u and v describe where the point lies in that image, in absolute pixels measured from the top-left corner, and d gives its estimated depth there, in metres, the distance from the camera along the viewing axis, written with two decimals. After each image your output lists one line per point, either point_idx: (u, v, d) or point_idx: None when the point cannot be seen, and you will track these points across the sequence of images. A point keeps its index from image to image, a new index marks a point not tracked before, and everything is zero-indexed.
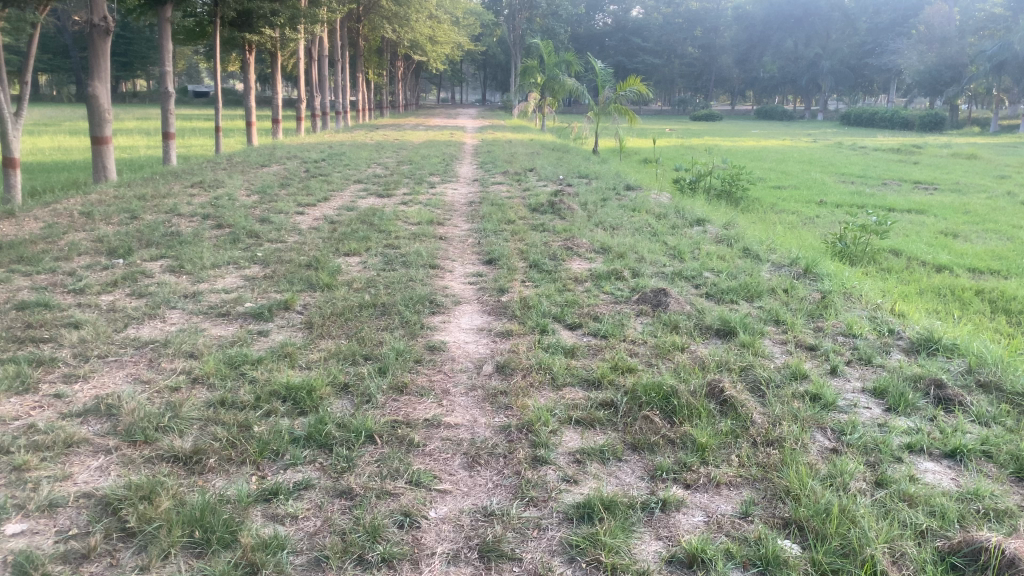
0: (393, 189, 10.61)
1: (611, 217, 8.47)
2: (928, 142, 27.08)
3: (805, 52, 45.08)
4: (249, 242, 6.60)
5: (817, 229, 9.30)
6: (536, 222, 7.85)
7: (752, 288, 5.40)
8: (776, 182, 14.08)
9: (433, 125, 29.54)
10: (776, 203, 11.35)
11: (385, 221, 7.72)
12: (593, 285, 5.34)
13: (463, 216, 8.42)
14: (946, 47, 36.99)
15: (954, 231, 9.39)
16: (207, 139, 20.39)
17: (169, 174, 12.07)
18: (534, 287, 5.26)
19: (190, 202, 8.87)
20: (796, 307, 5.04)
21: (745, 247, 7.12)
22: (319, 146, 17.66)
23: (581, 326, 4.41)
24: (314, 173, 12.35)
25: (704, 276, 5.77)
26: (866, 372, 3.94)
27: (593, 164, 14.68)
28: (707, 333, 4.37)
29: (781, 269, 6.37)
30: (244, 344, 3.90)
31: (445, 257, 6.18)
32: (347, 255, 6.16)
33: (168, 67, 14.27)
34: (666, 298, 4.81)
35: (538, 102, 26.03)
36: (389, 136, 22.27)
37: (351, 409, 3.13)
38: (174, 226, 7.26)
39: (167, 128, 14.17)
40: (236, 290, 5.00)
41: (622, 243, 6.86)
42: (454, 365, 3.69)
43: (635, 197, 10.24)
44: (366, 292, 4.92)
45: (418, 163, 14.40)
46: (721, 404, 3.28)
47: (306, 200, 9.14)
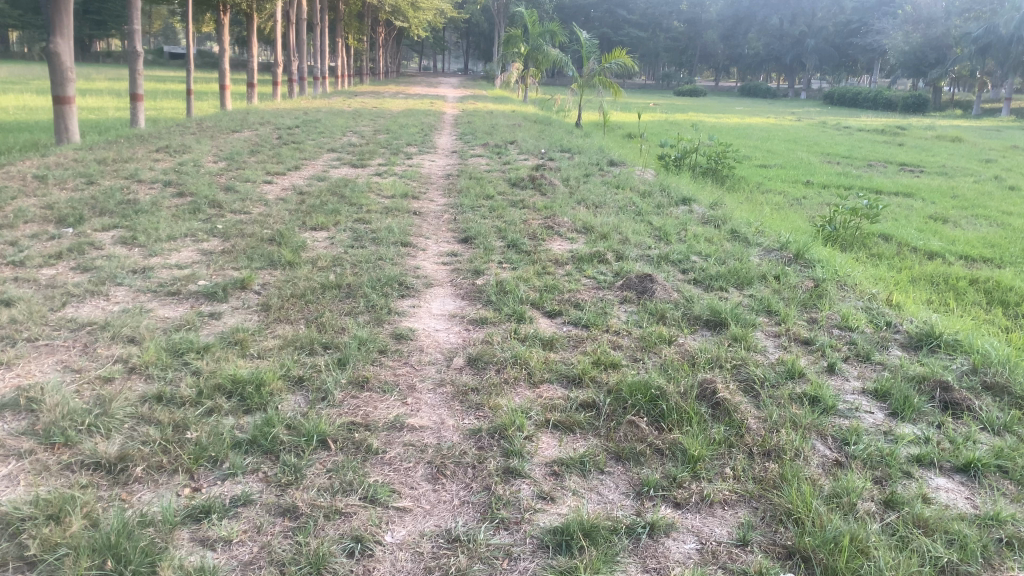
0: (368, 159, 10.22)
1: (593, 193, 8.17)
2: (912, 123, 26.95)
3: (791, 30, 45.21)
4: (211, 212, 6.23)
5: (805, 210, 9.06)
6: (515, 197, 7.52)
7: (742, 275, 5.11)
8: (762, 161, 13.81)
9: (413, 94, 28.99)
10: (762, 183, 11.08)
11: (358, 193, 7.36)
12: (574, 268, 5.02)
13: (439, 190, 8.07)
14: (932, 29, 36.78)
15: (943, 217, 9.16)
16: (179, 102, 19.74)
17: (135, 138, 11.57)
18: (511, 268, 4.95)
19: (152, 167, 8.45)
20: (788, 296, 4.77)
21: (733, 229, 6.83)
22: (295, 112, 17.13)
23: (562, 313, 4.10)
24: (287, 140, 11.92)
25: (691, 260, 5.48)
26: (865, 371, 3.68)
27: (576, 138, 14.33)
28: (696, 324, 4.08)
29: (770, 252, 6.11)
30: (191, 328, 3.55)
31: (418, 234, 5.84)
32: (314, 229, 5.80)
33: (136, 25, 13.68)
34: (651, 285, 4.50)
35: (521, 73, 25.51)
36: (367, 104, 21.75)
37: (303, 407, 2.81)
38: (132, 193, 6.85)
39: (135, 90, 13.61)
40: (190, 266, 4.63)
41: (606, 222, 6.55)
42: (421, 357, 3.37)
43: (619, 173, 9.92)
44: (331, 271, 4.58)
45: (396, 132, 13.97)
46: (713, 408, 2.99)
47: (276, 169, 8.74)
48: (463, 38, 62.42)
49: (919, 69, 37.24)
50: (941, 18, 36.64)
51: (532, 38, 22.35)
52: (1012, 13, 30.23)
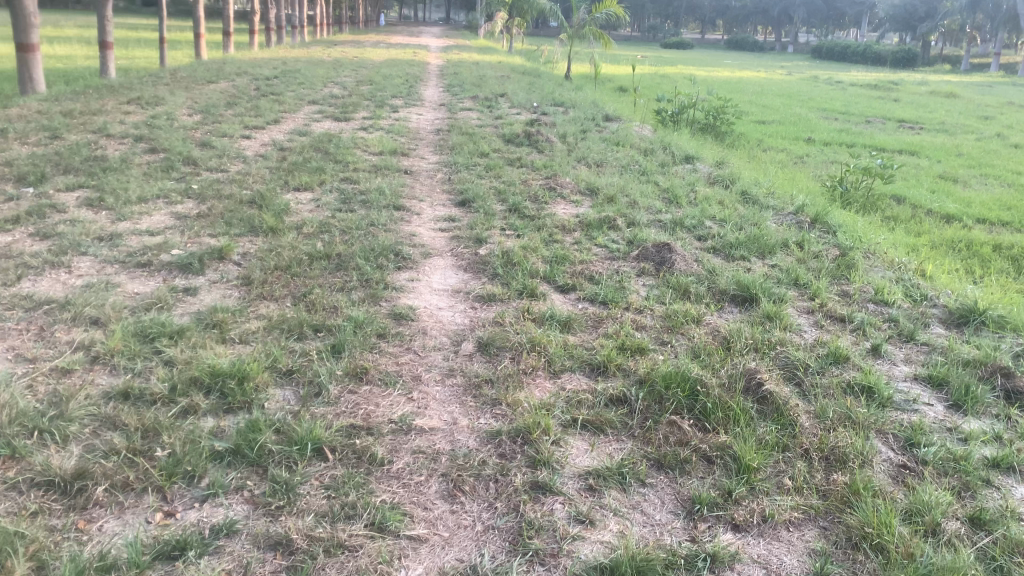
0: (352, 112, 9.70)
1: (592, 151, 7.76)
2: (903, 79, 26.44)
3: None
4: (186, 170, 5.77)
5: (809, 169, 8.69)
6: (511, 155, 7.10)
7: (763, 242, 4.74)
8: (759, 117, 13.39)
9: (394, 44, 28.17)
10: (763, 140, 10.67)
11: (342, 149, 6.89)
12: (582, 235, 4.64)
13: (430, 146, 7.62)
14: None
15: (951, 176, 8.81)
16: (151, 50, 18.95)
17: (104, 88, 10.98)
18: (516, 235, 4.57)
19: (123, 120, 7.94)
20: (815, 266, 4.42)
21: (743, 190, 6.47)
22: (273, 63, 16.44)
23: (575, 288, 3.73)
24: (265, 91, 11.37)
25: (706, 226, 5.11)
26: (911, 354, 3.35)
27: (568, 91, 13.80)
28: (722, 300, 3.72)
29: (785, 217, 5.75)
30: (164, 308, 3.15)
31: (411, 197, 5.42)
32: (298, 191, 5.36)
33: None
34: (670, 256, 4.13)
35: (507, 23, 24.76)
36: (349, 54, 21.02)
37: (294, 405, 2.44)
38: (100, 149, 6.37)
39: (105, 37, 12.89)
40: (162, 232, 4.20)
41: (610, 183, 6.15)
42: (426, 341, 3.00)
43: (616, 129, 9.49)
44: (319, 239, 4.18)
45: (380, 84, 13.40)
46: (759, 402, 2.65)
47: (256, 122, 8.26)
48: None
49: (908, 22, 36.55)
50: None
51: None
52: None
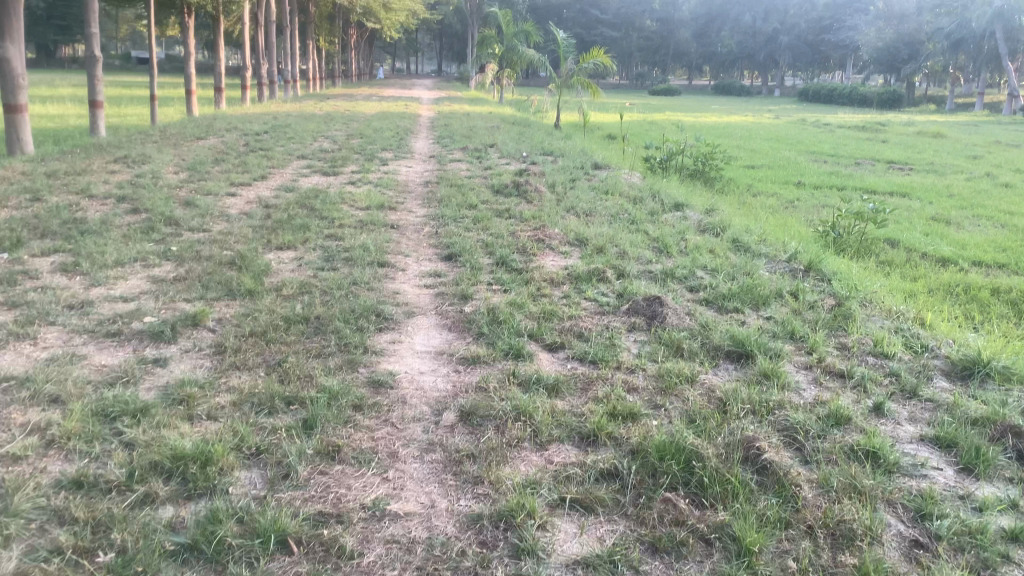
0: (340, 166, 9.64)
1: (581, 200, 7.67)
2: (891, 119, 26.63)
3: (763, 27, 45.03)
4: (166, 231, 5.65)
5: (801, 214, 8.61)
6: (500, 206, 7.00)
7: (756, 293, 4.62)
8: (748, 161, 13.38)
9: (385, 96, 28.37)
10: (753, 185, 10.62)
11: (328, 205, 6.79)
12: (571, 289, 4.50)
13: (417, 199, 7.53)
14: (904, 24, 36.65)
15: (945, 218, 8.72)
16: (143, 108, 19.02)
17: (92, 147, 10.93)
18: (502, 291, 4.43)
19: (107, 180, 7.85)
20: (811, 317, 4.28)
21: (735, 237, 6.37)
22: (264, 117, 16.47)
23: (564, 347, 3.58)
24: (254, 147, 11.33)
25: (698, 276, 4.98)
26: (917, 411, 3.19)
27: (557, 140, 13.80)
28: (717, 356, 3.57)
29: (779, 265, 5.63)
30: (129, 382, 2.98)
31: (396, 252, 5.29)
32: (280, 249, 5.24)
33: (94, 28, 12.98)
34: (661, 309, 3.99)
35: (496, 74, 24.98)
36: (340, 107, 21.15)
37: (261, 490, 2.28)
38: (80, 211, 6.25)
39: (94, 96, 12.90)
40: (136, 299, 4.06)
41: (600, 233, 6.04)
42: (405, 412, 2.84)
43: (606, 177, 9.42)
44: (298, 301, 4.04)
45: (369, 136, 13.40)
46: (759, 474, 2.48)
47: (241, 179, 8.17)
48: (436, 40, 61.83)
49: (892, 64, 36.93)
50: (913, 13, 36.48)
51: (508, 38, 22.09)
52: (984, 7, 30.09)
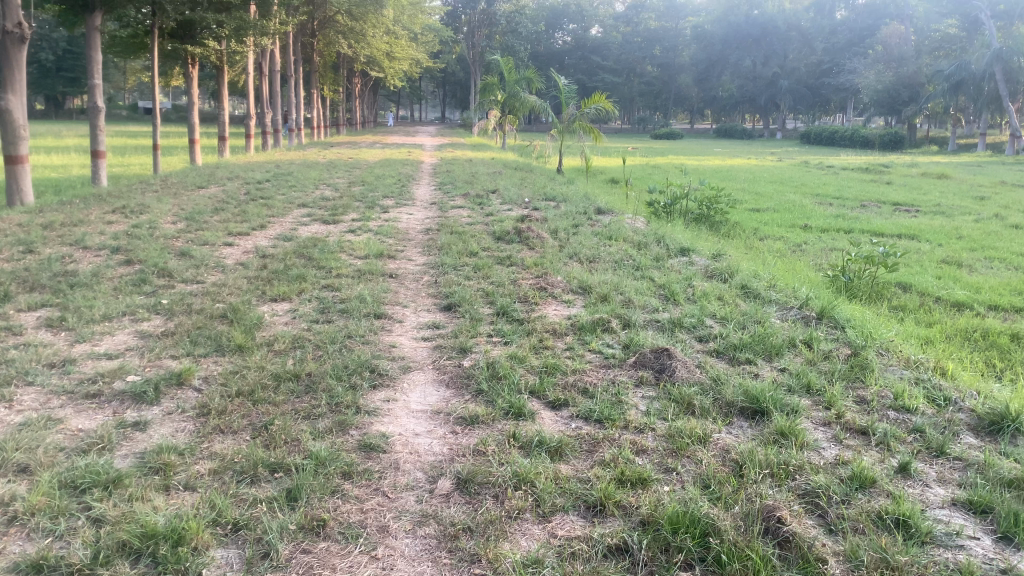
0: (341, 214, 9.53)
1: (584, 246, 7.54)
2: (894, 161, 26.53)
3: (763, 71, 45.26)
4: (159, 283, 5.51)
5: (809, 258, 8.44)
6: (501, 254, 6.86)
7: (768, 344, 4.44)
8: (753, 205, 13.27)
9: (389, 143, 28.53)
10: (759, 229, 10.48)
11: (326, 254, 6.66)
12: (574, 340, 4.33)
13: (417, 247, 7.39)
14: (903, 67, 36.82)
15: (956, 261, 8.53)
16: (146, 157, 19.06)
17: (92, 197, 10.86)
18: (503, 342, 4.26)
19: (104, 231, 7.74)
20: (826, 369, 4.10)
21: (743, 284, 6.20)
22: (267, 166, 16.47)
23: (568, 404, 3.38)
24: (255, 196, 11.25)
25: (707, 325, 4.80)
26: (946, 471, 2.99)
27: (560, 185, 13.73)
28: (730, 413, 3.38)
29: (789, 312, 5.46)
30: (105, 449, 2.80)
31: (394, 302, 5.13)
32: (274, 301, 5.09)
33: (98, 79, 13.04)
34: (670, 362, 3.81)
35: (499, 120, 25.09)
36: (343, 155, 21.16)
37: (237, 571, 2.09)
38: (72, 263, 6.13)
39: (97, 146, 12.90)
40: (121, 356, 3.90)
41: (604, 280, 5.88)
42: (397, 479, 2.64)
43: (610, 223, 9.28)
44: (290, 356, 3.87)
45: (371, 184, 13.33)
46: (781, 547, 2.29)
47: (240, 228, 8.06)
48: (439, 87, 62.49)
49: (893, 106, 36.95)
50: (911, 56, 36.69)
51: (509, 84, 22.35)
52: (982, 49, 30.20)
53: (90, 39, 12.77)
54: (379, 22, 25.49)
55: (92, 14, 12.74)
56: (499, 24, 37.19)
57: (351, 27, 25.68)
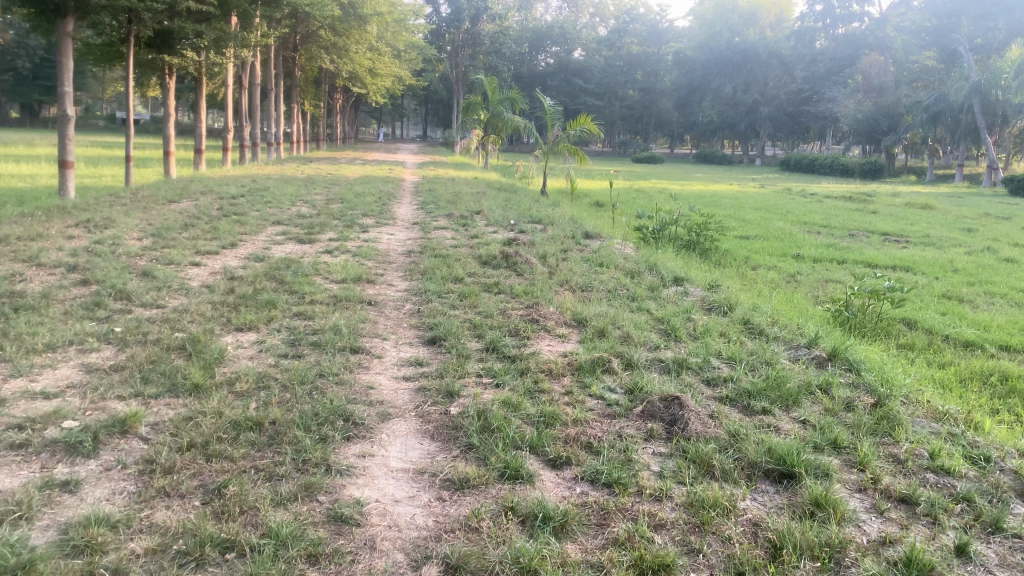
0: (318, 233, 9.08)
1: (575, 273, 7.15)
2: (878, 190, 26.46)
3: (743, 98, 45.27)
4: (115, 306, 5.03)
5: (807, 290, 8.09)
6: (488, 280, 6.45)
7: (785, 389, 4.03)
8: (741, 232, 12.96)
9: (370, 160, 28.09)
10: (750, 257, 10.14)
11: (299, 277, 6.21)
12: (573, 383, 3.90)
13: (399, 270, 6.95)
14: (883, 97, 36.74)
15: (956, 296, 8.22)
16: (119, 168, 18.50)
17: (57, 209, 10.33)
18: (493, 384, 3.82)
19: (62, 247, 7.23)
20: (851, 420, 3.69)
21: (745, 318, 5.81)
22: (244, 180, 15.96)
23: (571, 463, 2.96)
24: (228, 211, 10.76)
25: (714, 366, 4.39)
26: (1007, 553, 2.59)
27: (545, 208, 13.35)
28: (754, 476, 2.98)
29: (798, 351, 5.05)
30: (21, 519, 2.35)
31: (373, 334, 4.68)
32: (240, 331, 4.63)
33: (68, 87, 12.51)
34: (682, 413, 3.39)
35: (482, 139, 24.75)
36: (322, 171, 20.70)
37: None
38: (22, 283, 5.63)
39: (65, 156, 12.36)
40: (59, 395, 3.42)
41: (600, 313, 5.47)
42: (373, 563, 2.23)
43: (600, 248, 8.89)
44: (254, 400, 3.41)
45: (350, 201, 12.90)
46: None
47: (209, 247, 7.59)
48: (421, 105, 62.37)
49: (871, 136, 37.16)
50: (890, 86, 36.71)
51: (492, 104, 22.09)
52: (961, 81, 30.21)
53: (61, 46, 12.24)
54: (363, 38, 25.20)
55: (64, 19, 12.25)
56: (482, 44, 37.02)
57: (334, 42, 25.39)
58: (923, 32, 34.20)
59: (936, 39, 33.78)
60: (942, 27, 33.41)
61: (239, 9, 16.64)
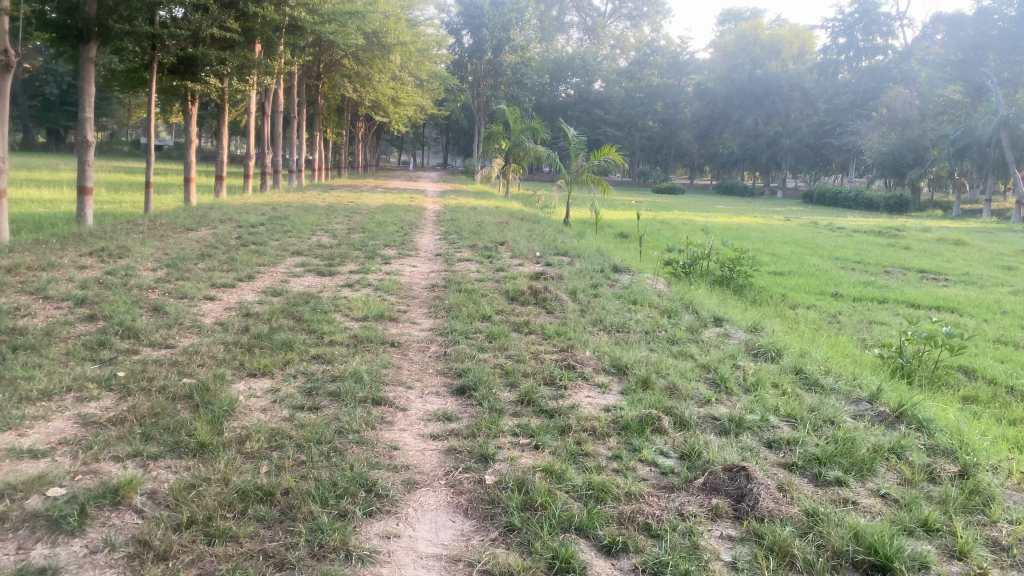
0: (338, 265, 8.76)
1: (608, 311, 6.75)
2: (906, 224, 25.91)
3: (765, 129, 44.77)
4: (120, 347, 4.68)
5: (852, 333, 7.63)
6: (518, 319, 6.07)
7: (858, 454, 3.59)
8: (775, 267, 12.52)
9: (391, 189, 27.96)
10: (787, 295, 9.70)
11: (317, 313, 5.86)
12: (620, 445, 3.49)
13: (423, 307, 6.58)
14: (908, 130, 35.82)
15: (1011, 342, 7.73)
16: (139, 195, 18.36)
17: (73, 237, 10.07)
18: (530, 446, 3.42)
19: (72, 277, 6.93)
20: (937, 493, 3.25)
21: (797, 366, 5.37)
22: (263, 209, 15.72)
23: (628, 549, 2.56)
24: (247, 241, 10.47)
25: (773, 426, 3.96)
26: None
27: (570, 239, 13.00)
28: (840, 568, 2.56)
29: (860, 406, 4.61)
30: None
31: (397, 382, 4.29)
32: (253, 377, 4.27)
33: (89, 112, 12.29)
34: (750, 487, 2.99)
35: (503, 168, 24.51)
36: (343, 199, 20.46)
37: None
38: (27, 318, 5.32)
39: (84, 182, 12.11)
40: (50, 455, 3.05)
41: (640, 358, 5.05)
42: None
43: (630, 284, 8.49)
44: (266, 464, 3.02)
45: (372, 231, 12.60)
46: None
47: (224, 279, 7.27)
48: (442, 134, 62.54)
49: (897, 169, 36.55)
50: (915, 119, 35.74)
51: (514, 134, 21.85)
52: (989, 116, 29.58)
53: (83, 71, 12.04)
54: (386, 67, 25.10)
55: (87, 45, 12.08)
56: (504, 75, 37.01)
57: (358, 71, 25.37)
58: (949, 65, 33.79)
59: (963, 73, 33.19)
60: (968, 61, 32.94)
61: (264, 35, 16.48)
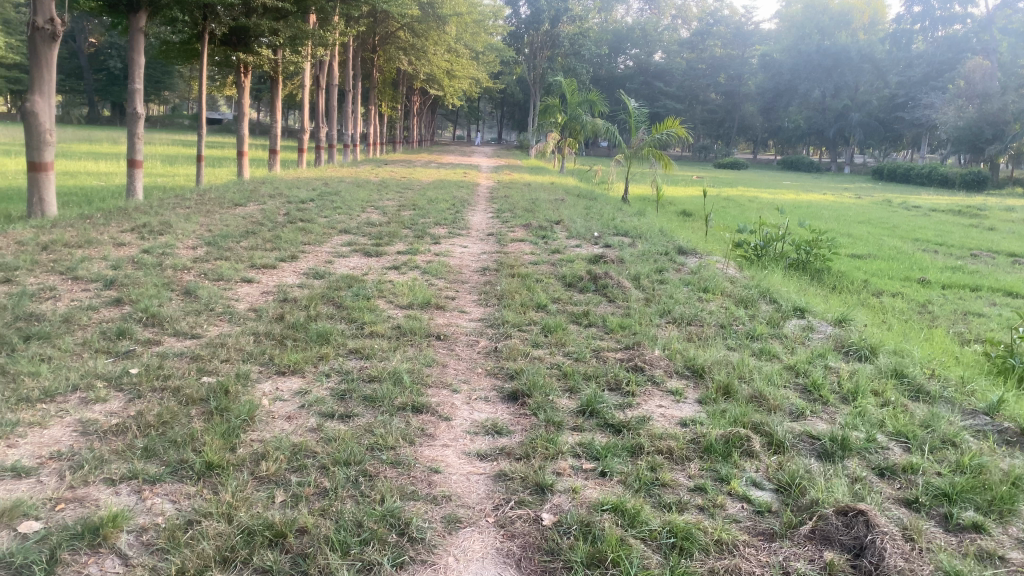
0: (386, 245, 8.29)
1: (676, 300, 6.14)
2: (986, 204, 24.41)
3: (833, 103, 42.98)
4: (141, 337, 4.26)
5: (947, 327, 6.85)
6: (578, 309, 5.51)
7: (995, 488, 2.95)
8: (851, 250, 11.64)
9: (446, 164, 27.58)
10: (870, 280, 8.91)
11: (359, 300, 5.39)
12: (703, 472, 2.92)
13: (474, 293, 6.07)
14: (988, 103, 32.56)
15: None
16: (191, 168, 18.19)
17: (119, 212, 9.72)
18: (593, 474, 2.85)
19: (106, 256, 6.57)
20: None
21: (897, 368, 4.70)
22: (314, 183, 15.38)
23: None
24: (295, 218, 10.07)
25: (882, 450, 3.33)
26: None
27: (630, 217, 12.31)
28: None
29: (976, 421, 3.94)
30: None
31: (441, 384, 3.78)
32: (281, 375, 3.80)
33: (138, 84, 12.00)
34: (872, 536, 2.41)
35: (559, 142, 23.78)
36: (396, 174, 20.00)
37: None
38: (49, 302, 4.94)
39: (133, 155, 11.84)
40: (34, 474, 2.61)
41: (717, 358, 4.45)
42: None
43: (698, 269, 7.83)
44: (281, 494, 2.53)
45: (423, 208, 12.11)
46: None
47: (265, 260, 6.83)
48: (498, 109, 61.82)
49: (975, 144, 34.12)
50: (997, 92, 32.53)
51: (571, 107, 21.13)
52: None
53: (133, 41, 11.70)
54: (441, 39, 24.51)
55: (137, 15, 11.68)
56: (562, 46, 36.06)
57: (413, 42, 24.84)
58: None
59: None
60: None
61: (316, 5, 16.03)
